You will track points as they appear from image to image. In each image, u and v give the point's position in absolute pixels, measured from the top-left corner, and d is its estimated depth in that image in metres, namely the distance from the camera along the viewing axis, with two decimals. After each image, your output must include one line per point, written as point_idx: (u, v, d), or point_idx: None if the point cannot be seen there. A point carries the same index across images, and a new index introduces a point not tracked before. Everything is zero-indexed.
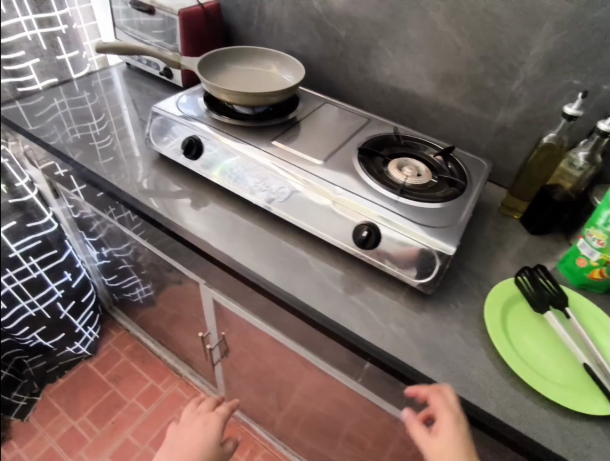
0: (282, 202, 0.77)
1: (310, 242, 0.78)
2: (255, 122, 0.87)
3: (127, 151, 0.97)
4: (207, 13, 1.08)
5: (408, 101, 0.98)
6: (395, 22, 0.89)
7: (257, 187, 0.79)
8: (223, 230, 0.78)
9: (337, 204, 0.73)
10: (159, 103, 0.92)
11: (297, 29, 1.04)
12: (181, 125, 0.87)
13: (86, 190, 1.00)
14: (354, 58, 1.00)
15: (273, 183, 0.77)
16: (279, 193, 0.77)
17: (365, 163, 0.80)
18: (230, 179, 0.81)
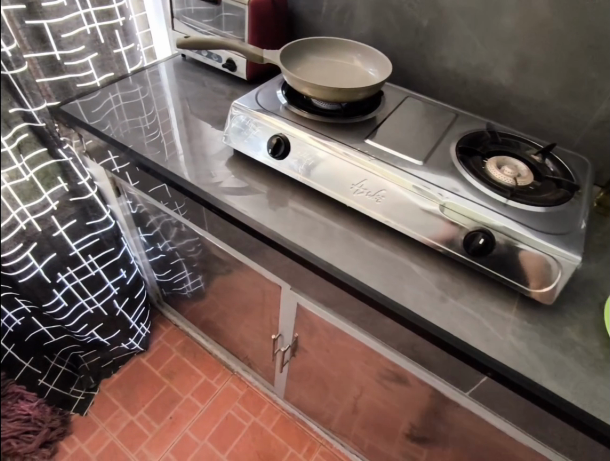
0: (380, 205, 0.74)
1: (407, 247, 0.75)
2: (343, 118, 0.83)
3: (198, 148, 0.93)
4: (274, 0, 1.01)
5: (493, 94, 0.93)
6: (489, 10, 0.84)
7: (353, 189, 0.76)
8: (319, 233, 0.75)
9: (445, 209, 0.69)
10: (238, 99, 0.86)
11: (371, 17, 0.98)
12: (265, 122, 0.83)
13: (154, 189, 0.97)
14: (435, 48, 0.94)
15: (371, 186, 0.74)
16: (376, 197, 0.74)
17: (465, 162, 0.78)
18: (322, 180, 0.78)
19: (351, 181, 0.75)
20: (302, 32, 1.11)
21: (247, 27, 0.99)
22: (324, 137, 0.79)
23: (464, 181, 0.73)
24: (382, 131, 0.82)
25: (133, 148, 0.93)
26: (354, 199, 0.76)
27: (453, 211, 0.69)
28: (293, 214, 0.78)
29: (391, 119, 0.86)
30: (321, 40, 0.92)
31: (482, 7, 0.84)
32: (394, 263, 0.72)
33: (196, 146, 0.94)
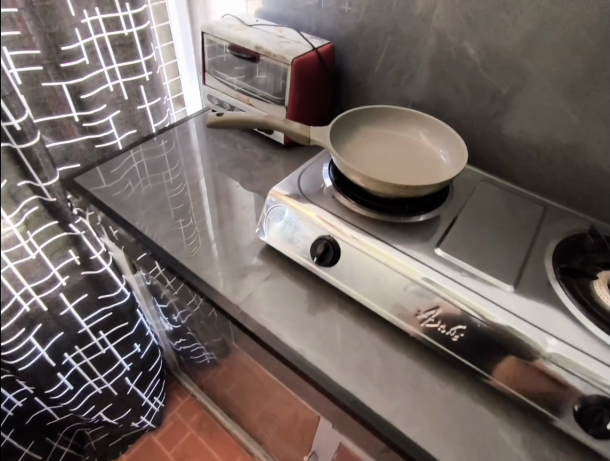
0: (457, 343, 0.58)
1: (490, 399, 0.57)
2: (404, 214, 0.67)
3: (226, 237, 0.79)
4: (322, 58, 0.86)
5: (588, 179, 0.75)
6: (594, 81, 0.66)
7: (423, 319, 0.60)
8: (376, 376, 0.59)
9: (551, 364, 0.53)
10: (276, 186, 0.72)
11: (435, 80, 0.82)
12: (308, 219, 0.68)
13: (172, 281, 0.82)
14: (515, 121, 0.77)
15: (445, 318, 0.59)
16: (452, 333, 0.58)
17: (567, 285, 0.60)
18: (382, 302, 0.62)
19: (422, 308, 0.60)
20: (350, 90, 0.95)
21: (289, 89, 0.85)
22: (383, 243, 0.64)
23: (574, 320, 0.57)
24: (458, 237, 0.66)
25: (153, 233, 0.80)
26: (422, 330, 0.60)
27: (561, 367, 0.52)
28: (342, 345, 0.62)
29: (464, 217, 0.70)
30: (379, 109, 0.76)
31: (586, 78, 0.66)
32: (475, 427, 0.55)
33: (223, 235, 0.80)
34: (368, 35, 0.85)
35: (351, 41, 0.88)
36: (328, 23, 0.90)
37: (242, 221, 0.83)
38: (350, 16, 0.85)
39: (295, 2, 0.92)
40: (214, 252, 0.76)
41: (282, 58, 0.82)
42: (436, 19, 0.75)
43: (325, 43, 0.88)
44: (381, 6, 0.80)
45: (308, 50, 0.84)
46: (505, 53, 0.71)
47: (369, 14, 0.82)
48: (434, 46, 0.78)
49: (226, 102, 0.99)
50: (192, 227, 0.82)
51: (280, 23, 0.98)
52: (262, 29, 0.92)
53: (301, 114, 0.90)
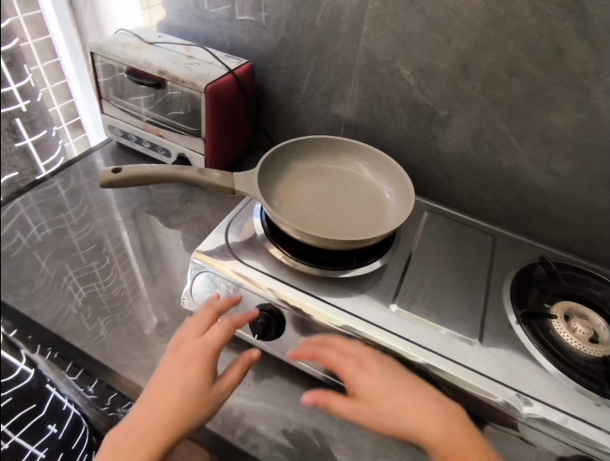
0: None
1: None
2: (354, 265, 0.60)
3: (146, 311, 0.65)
4: (240, 82, 0.75)
5: (527, 198, 0.73)
6: (532, 104, 0.63)
7: None
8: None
9: (523, 426, 0.47)
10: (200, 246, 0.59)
11: (369, 102, 0.74)
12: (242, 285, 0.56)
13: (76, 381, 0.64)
14: (455, 143, 0.72)
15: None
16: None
17: (529, 325, 0.57)
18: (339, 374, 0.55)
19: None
20: (275, 112, 0.84)
21: (205, 119, 0.73)
22: (327, 301, 0.54)
23: (539, 364, 0.52)
24: (412, 282, 0.60)
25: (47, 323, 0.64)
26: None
27: (534, 428, 0.47)
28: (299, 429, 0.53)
29: (418, 259, 0.65)
30: (312, 138, 0.67)
31: (525, 102, 0.63)
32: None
33: (140, 307, 0.65)
34: (290, 53, 0.75)
35: (271, 59, 0.78)
36: (244, 39, 0.78)
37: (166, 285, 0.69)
38: (267, 32, 0.75)
39: (202, 15, 0.79)
40: (133, 328, 0.62)
41: (194, 85, 0.69)
42: (365, 37, 0.67)
43: (243, 63, 0.76)
44: (302, 22, 0.70)
45: (224, 73, 0.72)
46: (441, 75, 0.66)
47: (289, 30, 0.72)
48: (365, 66, 0.70)
49: (131, 133, 0.83)
50: (104, 306, 0.66)
51: (187, 38, 0.84)
52: (166, 47, 0.78)
53: (222, 145, 0.78)
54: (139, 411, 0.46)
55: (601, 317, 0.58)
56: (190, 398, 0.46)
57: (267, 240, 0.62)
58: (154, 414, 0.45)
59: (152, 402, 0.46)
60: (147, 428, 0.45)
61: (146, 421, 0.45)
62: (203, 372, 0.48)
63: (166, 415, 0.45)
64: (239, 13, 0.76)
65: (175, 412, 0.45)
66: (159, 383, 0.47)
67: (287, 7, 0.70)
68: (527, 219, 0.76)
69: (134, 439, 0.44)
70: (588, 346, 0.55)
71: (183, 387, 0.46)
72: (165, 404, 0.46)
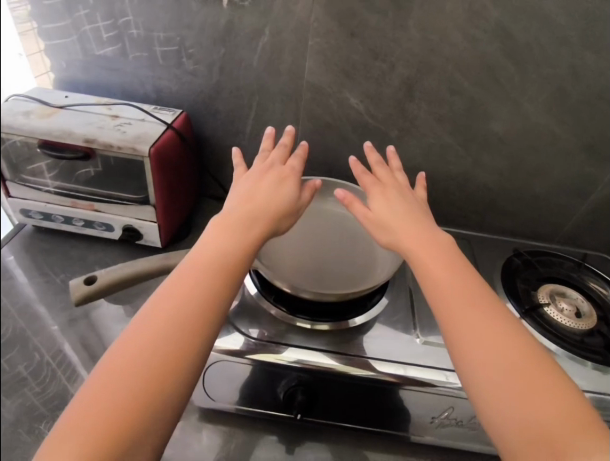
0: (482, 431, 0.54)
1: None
2: (362, 308, 0.59)
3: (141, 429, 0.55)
4: (181, 134, 0.67)
5: (478, 198, 0.79)
6: (473, 116, 0.68)
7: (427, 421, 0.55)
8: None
9: None
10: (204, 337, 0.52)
11: (320, 134, 0.73)
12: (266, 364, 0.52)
13: None
14: (409, 160, 0.75)
15: (459, 413, 0.53)
16: (470, 424, 0.53)
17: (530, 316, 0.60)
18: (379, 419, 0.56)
19: (433, 412, 0.54)
20: (219, 157, 0.78)
21: (152, 182, 0.64)
22: (357, 356, 0.53)
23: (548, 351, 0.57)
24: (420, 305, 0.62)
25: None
26: (441, 431, 0.55)
27: None
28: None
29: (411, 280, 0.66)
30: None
31: (467, 115, 0.68)
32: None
33: None
34: (229, 96, 0.70)
35: (208, 104, 0.72)
36: (171, 87, 0.71)
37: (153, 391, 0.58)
38: (199, 77, 0.69)
39: (116, 66, 0.70)
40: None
41: (133, 150, 0.60)
42: (309, 72, 0.66)
43: (178, 113, 0.69)
44: (239, 63, 0.66)
45: (163, 128, 0.64)
46: (389, 99, 0.67)
47: (225, 73, 0.68)
48: (312, 100, 0.69)
49: (56, 214, 0.70)
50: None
51: (99, 93, 0.73)
52: (82, 110, 0.66)
53: (173, 207, 0.70)
54: (128, 344, 0.37)
55: (577, 293, 0.66)
56: (184, 298, 0.40)
57: (264, 300, 0.58)
58: (151, 340, 0.37)
59: (144, 334, 0.38)
60: (143, 354, 0.37)
61: (139, 352, 0.37)
62: (196, 274, 0.42)
63: (167, 339, 0.37)
64: (162, 60, 0.68)
65: (173, 329, 0.38)
66: (147, 317, 0.39)
67: (220, 50, 0.66)
68: (479, 215, 0.81)
69: (128, 372, 0.36)
70: (577, 322, 0.61)
71: (178, 293, 0.40)
72: (157, 324, 0.38)
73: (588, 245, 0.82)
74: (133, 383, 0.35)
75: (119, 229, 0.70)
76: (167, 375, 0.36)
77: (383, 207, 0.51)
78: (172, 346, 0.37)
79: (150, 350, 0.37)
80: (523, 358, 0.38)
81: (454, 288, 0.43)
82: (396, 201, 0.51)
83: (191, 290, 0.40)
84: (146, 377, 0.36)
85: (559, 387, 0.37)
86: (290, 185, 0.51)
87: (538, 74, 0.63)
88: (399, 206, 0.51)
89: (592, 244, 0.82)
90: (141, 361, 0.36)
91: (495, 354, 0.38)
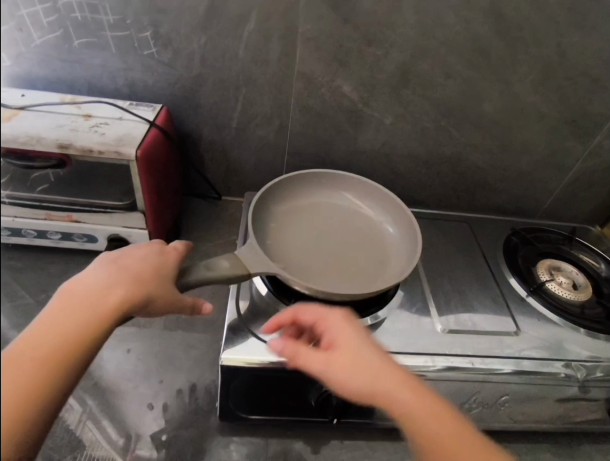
0: (511, 410, 0.55)
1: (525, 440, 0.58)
2: (380, 301, 0.58)
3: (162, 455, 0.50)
4: (165, 131, 0.63)
5: (469, 178, 0.79)
6: (465, 97, 0.68)
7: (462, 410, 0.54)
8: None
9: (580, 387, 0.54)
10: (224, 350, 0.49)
11: (312, 123, 0.70)
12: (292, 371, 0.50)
13: None
14: (402, 144, 0.73)
15: (485, 395, 0.53)
16: (497, 406, 0.54)
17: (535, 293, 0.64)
18: None
19: (466, 399, 0.53)
20: (203, 153, 0.73)
21: (140, 185, 0.61)
22: (386, 351, 0.52)
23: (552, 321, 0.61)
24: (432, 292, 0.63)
25: None
26: (471, 418, 0.54)
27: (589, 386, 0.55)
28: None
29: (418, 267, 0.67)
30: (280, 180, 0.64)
31: (459, 97, 0.68)
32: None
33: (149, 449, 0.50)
34: (213, 87, 0.65)
35: (189, 97, 0.66)
36: (146, 79, 0.64)
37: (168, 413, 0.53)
38: (178, 68, 0.63)
39: None
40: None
41: (117, 153, 0.56)
42: (300, 60, 0.62)
43: (159, 109, 0.64)
44: (223, 51, 0.61)
45: (145, 126, 0.60)
46: (383, 85, 0.66)
47: (207, 62, 0.62)
48: (304, 89, 0.66)
49: None
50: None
51: None
52: (43, 110, 0.54)
53: (160, 209, 0.67)
54: (15, 341, 0.29)
55: (571, 265, 0.70)
56: (97, 311, 0.34)
57: (282, 303, 0.55)
58: (43, 346, 0.30)
59: (39, 335, 0.30)
60: (26, 361, 0.28)
61: (23, 357, 0.28)
62: (124, 290, 0.37)
63: (62, 351, 0.30)
64: (133, 50, 0.61)
65: (76, 338, 0.32)
66: (54, 317, 0.32)
67: (201, 38, 0.60)
68: (469, 196, 0.82)
69: (4, 379, 0.27)
70: (576, 293, 0.65)
71: (94, 299, 0.34)
72: (62, 327, 0.31)
73: (568, 217, 0.86)
74: (6, 395, 0.27)
75: (103, 240, 0.61)
76: (41, 400, 0.28)
77: (309, 317, 0.43)
78: (62, 367, 0.30)
79: (38, 358, 0.29)
80: (437, 400, 0.39)
81: (364, 354, 0.40)
82: (344, 323, 0.41)
83: (112, 303, 0.35)
84: (21, 394, 0.27)
85: (465, 431, 0.38)
86: (170, 261, 0.44)
87: (527, 54, 0.63)
88: (340, 315, 0.42)
89: (572, 215, 0.86)
90: (22, 370, 0.28)
91: (405, 391, 0.38)
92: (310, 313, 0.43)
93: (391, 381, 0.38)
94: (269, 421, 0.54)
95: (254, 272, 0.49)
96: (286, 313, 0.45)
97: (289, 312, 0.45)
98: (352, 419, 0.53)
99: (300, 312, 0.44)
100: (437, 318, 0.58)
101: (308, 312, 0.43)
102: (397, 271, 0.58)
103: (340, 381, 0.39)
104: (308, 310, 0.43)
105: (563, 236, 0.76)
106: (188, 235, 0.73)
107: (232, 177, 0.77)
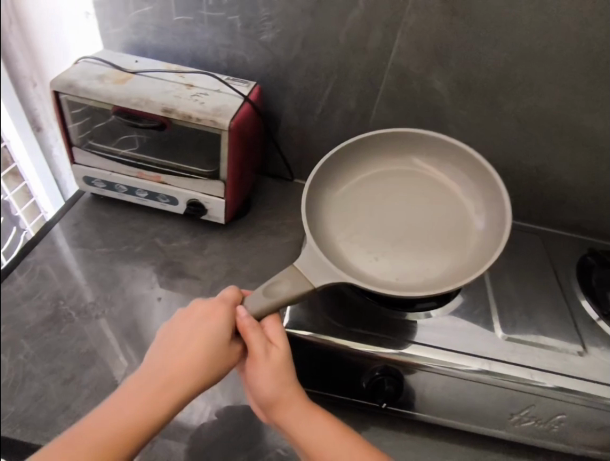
0: (561, 431, 0.53)
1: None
2: (439, 302, 0.58)
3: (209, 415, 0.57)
4: (257, 109, 0.65)
5: (550, 192, 0.75)
6: (564, 108, 0.65)
7: (509, 421, 0.53)
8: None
9: None
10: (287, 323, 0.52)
11: (396, 116, 0.70)
12: (347, 353, 0.51)
13: None
14: (484, 148, 0.72)
15: (539, 411, 0.52)
16: (551, 424, 0.53)
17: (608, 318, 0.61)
18: (462, 417, 0.54)
19: (515, 410, 0.52)
20: (283, 134, 0.76)
21: (227, 157, 0.63)
22: (443, 347, 0.52)
23: None
24: (496, 301, 0.62)
25: None
26: (520, 431, 0.53)
27: None
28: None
29: (483, 274, 0.66)
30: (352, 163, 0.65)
31: (556, 106, 0.65)
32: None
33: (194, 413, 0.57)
34: (307, 72, 0.67)
35: (282, 78, 0.69)
36: (246, 57, 0.67)
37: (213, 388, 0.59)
38: (278, 50, 0.66)
39: (190, 31, 0.66)
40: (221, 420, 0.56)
41: (212, 122, 0.59)
42: (397, 52, 0.63)
43: (254, 86, 0.66)
44: (323, 37, 0.63)
45: (240, 102, 0.62)
46: (477, 86, 0.65)
47: (306, 47, 0.65)
48: (395, 82, 0.66)
49: (120, 183, 0.69)
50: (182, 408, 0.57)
51: (166, 58, 0.69)
52: (156, 77, 0.63)
53: (240, 185, 0.69)
54: (133, 390, 0.43)
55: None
56: (189, 365, 0.44)
57: (342, 287, 0.58)
58: (150, 397, 0.42)
59: (146, 384, 0.43)
60: (133, 410, 0.42)
61: (134, 406, 0.42)
62: (211, 338, 0.45)
63: (156, 402, 0.42)
64: (241, 29, 0.64)
65: (167, 395, 0.43)
66: (153, 368, 0.44)
67: (306, 22, 0.62)
68: (547, 211, 0.78)
69: (116, 420, 0.41)
70: None
71: (191, 351, 0.44)
72: (161, 383, 0.43)
73: None
74: (110, 432, 0.41)
75: (183, 203, 0.69)
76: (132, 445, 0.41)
77: (252, 378, 0.47)
78: (150, 421, 0.42)
79: (140, 407, 0.42)
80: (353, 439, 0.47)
81: (296, 430, 0.46)
82: (271, 377, 0.46)
83: (201, 353, 0.44)
84: (124, 431, 0.41)
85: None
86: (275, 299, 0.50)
87: None
88: (273, 378, 0.46)
89: None
90: (129, 417, 0.41)
91: (330, 451, 0.46)
92: (255, 384, 0.47)
93: (329, 451, 0.46)
94: (321, 395, 0.57)
95: (318, 287, 0.48)
96: (252, 339, 0.45)
97: (259, 344, 0.45)
98: (398, 409, 0.54)
99: (259, 362, 0.46)
100: (501, 329, 0.57)
101: (258, 382, 0.46)
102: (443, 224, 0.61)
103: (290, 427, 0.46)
104: (258, 384, 0.46)
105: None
106: (258, 210, 0.77)
107: (306, 161, 0.79)
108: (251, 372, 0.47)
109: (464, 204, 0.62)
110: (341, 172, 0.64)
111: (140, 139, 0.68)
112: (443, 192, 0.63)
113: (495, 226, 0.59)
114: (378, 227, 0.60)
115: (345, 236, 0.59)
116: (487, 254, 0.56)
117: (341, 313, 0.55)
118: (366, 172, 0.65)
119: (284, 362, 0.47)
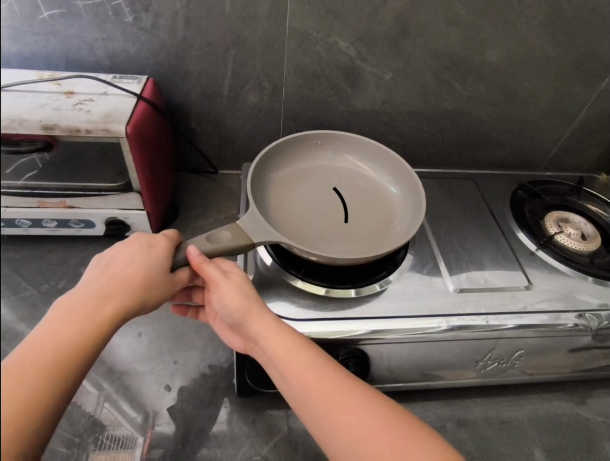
0: (522, 364, 0.56)
1: (531, 391, 0.60)
2: (388, 268, 0.58)
3: (188, 430, 0.52)
4: (154, 104, 0.59)
5: (472, 132, 0.76)
6: (469, 46, 0.64)
7: (476, 367, 0.54)
8: (472, 446, 0.54)
9: (593, 335, 0.55)
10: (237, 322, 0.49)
11: (307, 84, 0.66)
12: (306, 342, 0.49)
13: None
14: (403, 100, 0.70)
15: (500, 351, 0.54)
16: (512, 361, 0.55)
17: (542, 245, 0.65)
18: (434, 376, 0.54)
19: (479, 356, 0.53)
20: (195, 125, 0.70)
21: (134, 164, 0.56)
22: (400, 316, 0.52)
23: (562, 273, 0.62)
24: (441, 252, 0.62)
25: None
26: (486, 374, 0.55)
27: (598, 336, 0.55)
28: None
29: (424, 228, 0.66)
30: (277, 149, 0.63)
31: (461, 45, 0.64)
32: (554, 412, 0.59)
33: (173, 428, 0.51)
34: (200, 53, 0.61)
35: (174, 67, 0.62)
36: (128, 49, 0.59)
37: (187, 397, 0.54)
38: (162, 33, 0.58)
39: (54, 28, 0.56)
40: (193, 446, 0.51)
41: (106, 131, 0.52)
42: (292, 15, 0.58)
43: (148, 81, 0.61)
44: (208, 12, 0.57)
45: (133, 101, 0.56)
46: (381, 38, 0.62)
47: (192, 26, 0.58)
48: (297, 49, 0.62)
49: (22, 219, 0.54)
50: (165, 427, 0.51)
51: (34, 66, 0.59)
52: (26, 90, 0.53)
53: (158, 190, 0.63)
54: (60, 319, 0.33)
55: (579, 216, 0.71)
56: (129, 288, 0.38)
57: (290, 275, 0.54)
58: (86, 318, 0.35)
59: (79, 308, 0.35)
60: (67, 335, 0.33)
61: (67, 331, 0.33)
62: (150, 266, 0.41)
63: (92, 326, 0.34)
64: (114, 15, 0.56)
65: (109, 315, 0.36)
66: (84, 292, 0.36)
67: None
68: (472, 151, 0.79)
69: (47, 350, 0.31)
70: (582, 243, 0.66)
71: (129, 276, 0.39)
72: (96, 307, 0.36)
73: (571, 166, 0.84)
74: (42, 363, 0.30)
75: (101, 224, 0.62)
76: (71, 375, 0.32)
77: (217, 301, 0.45)
78: (88, 348, 0.34)
79: (74, 332, 0.33)
80: (346, 375, 0.42)
81: (267, 340, 0.43)
82: (237, 294, 0.44)
83: (141, 279, 0.40)
84: (61, 359, 0.32)
85: (369, 405, 0.40)
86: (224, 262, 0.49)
87: None
88: (240, 295, 0.44)
89: (577, 164, 0.84)
90: (63, 344, 0.32)
91: (303, 364, 0.41)
92: (222, 304, 0.45)
93: (302, 363, 0.41)
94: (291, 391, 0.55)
95: (257, 243, 0.47)
96: (209, 270, 0.44)
97: (216, 272, 0.44)
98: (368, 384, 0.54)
99: (220, 284, 0.44)
100: (450, 277, 0.58)
101: (225, 301, 0.44)
102: (374, 208, 0.62)
103: (276, 346, 0.42)
104: (225, 303, 0.44)
105: (570, 187, 0.76)
106: (185, 213, 0.71)
107: (226, 149, 0.74)
108: (216, 296, 0.45)
109: (382, 183, 0.65)
110: (276, 161, 0.63)
111: (41, 159, 0.54)
112: (363, 178, 0.66)
113: (409, 197, 0.62)
114: (316, 211, 0.60)
115: (278, 221, 0.57)
116: (408, 224, 0.59)
117: (290, 303, 0.52)
118: (295, 166, 0.64)
119: (248, 286, 0.46)
